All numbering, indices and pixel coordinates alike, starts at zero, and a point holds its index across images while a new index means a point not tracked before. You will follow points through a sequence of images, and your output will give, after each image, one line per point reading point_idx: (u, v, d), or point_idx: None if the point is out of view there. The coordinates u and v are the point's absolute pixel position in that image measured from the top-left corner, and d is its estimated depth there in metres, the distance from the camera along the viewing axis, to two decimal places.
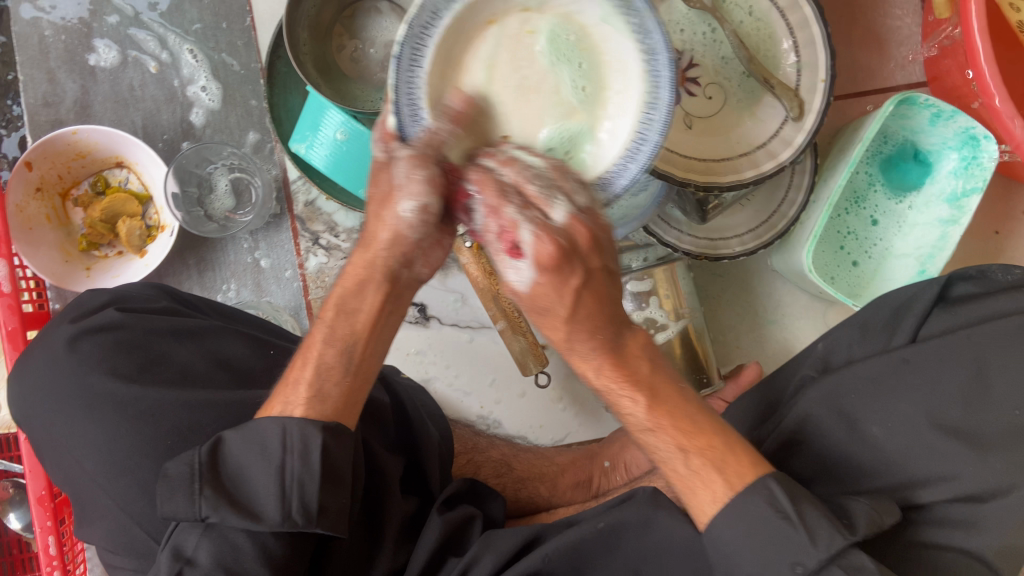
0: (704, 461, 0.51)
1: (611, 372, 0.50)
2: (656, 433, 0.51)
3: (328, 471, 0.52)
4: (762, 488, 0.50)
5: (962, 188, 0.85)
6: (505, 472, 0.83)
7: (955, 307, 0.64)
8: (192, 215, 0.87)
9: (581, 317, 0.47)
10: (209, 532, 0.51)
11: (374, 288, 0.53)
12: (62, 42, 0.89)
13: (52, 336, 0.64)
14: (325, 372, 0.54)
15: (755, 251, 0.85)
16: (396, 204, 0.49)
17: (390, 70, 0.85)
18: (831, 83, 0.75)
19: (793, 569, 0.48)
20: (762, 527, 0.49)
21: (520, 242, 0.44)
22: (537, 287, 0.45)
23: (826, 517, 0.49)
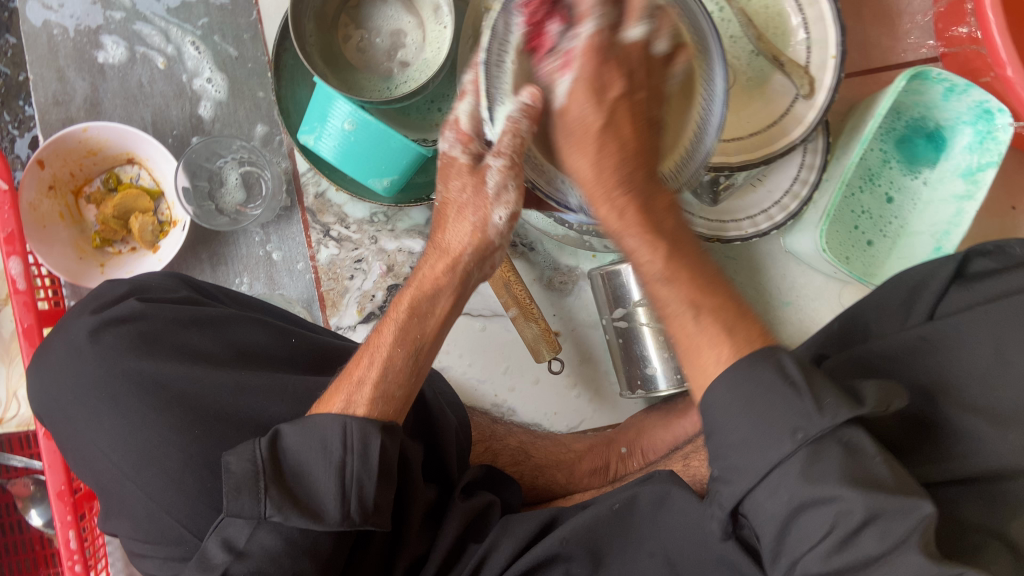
0: (712, 317, 0.52)
1: (634, 214, 0.55)
2: (670, 284, 0.54)
3: (385, 467, 0.53)
4: (771, 358, 0.48)
5: (977, 163, 0.84)
6: (523, 460, 0.83)
7: (972, 284, 0.63)
8: (203, 210, 0.88)
9: (603, 146, 0.54)
10: (263, 526, 0.51)
11: (448, 294, 0.61)
12: (71, 41, 0.90)
13: (71, 328, 0.64)
14: (391, 371, 0.57)
15: (768, 232, 0.85)
16: (492, 214, 0.59)
17: (396, 60, 0.85)
18: (841, 60, 0.74)
19: (793, 436, 0.45)
20: (764, 389, 0.47)
21: (574, 45, 0.54)
22: (580, 86, 0.54)
23: (835, 388, 0.47)
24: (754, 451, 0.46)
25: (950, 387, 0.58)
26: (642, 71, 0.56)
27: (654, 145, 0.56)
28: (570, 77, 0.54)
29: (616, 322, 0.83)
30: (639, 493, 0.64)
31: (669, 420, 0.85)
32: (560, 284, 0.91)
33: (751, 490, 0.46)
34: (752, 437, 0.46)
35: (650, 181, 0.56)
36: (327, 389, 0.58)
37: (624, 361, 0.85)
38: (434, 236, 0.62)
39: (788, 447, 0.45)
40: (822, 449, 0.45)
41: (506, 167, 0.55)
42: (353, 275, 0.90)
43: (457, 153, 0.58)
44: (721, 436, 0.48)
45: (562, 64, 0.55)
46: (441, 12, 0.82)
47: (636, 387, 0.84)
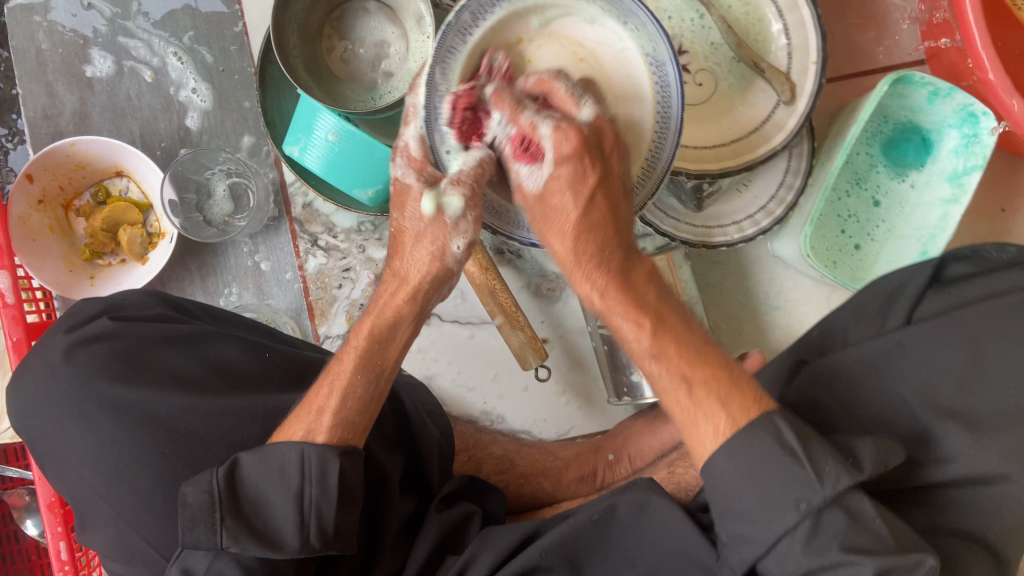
0: (704, 389, 0.54)
1: (614, 293, 0.57)
2: (658, 361, 0.56)
3: (345, 492, 0.54)
4: (767, 424, 0.51)
5: (962, 167, 0.84)
6: (507, 468, 0.83)
7: (949, 289, 0.64)
8: (190, 221, 0.88)
9: (579, 239, 0.57)
10: (222, 556, 0.52)
11: (408, 324, 0.62)
12: (59, 55, 0.91)
13: (46, 346, 0.64)
14: (350, 397, 0.58)
15: (753, 237, 0.85)
16: (452, 243, 0.59)
17: (380, 70, 0.85)
18: (821, 66, 0.74)
19: (796, 508, 0.48)
20: (765, 459, 0.50)
21: (541, 145, 0.55)
22: (555, 179, 0.55)
23: (832, 455, 0.49)
24: (760, 524, 0.49)
25: (925, 394, 0.58)
26: (611, 140, 0.56)
27: (625, 218, 0.58)
28: (536, 167, 0.55)
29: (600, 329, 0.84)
30: (617, 503, 0.64)
31: (655, 426, 0.85)
32: (547, 291, 0.91)
33: (761, 558, 0.49)
34: (758, 508, 0.49)
35: (626, 253, 0.58)
36: (288, 417, 0.60)
37: (610, 368, 0.84)
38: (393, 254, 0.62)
39: (792, 519, 0.48)
40: (824, 518, 0.48)
41: (466, 194, 0.56)
42: (342, 284, 0.90)
43: (410, 180, 0.59)
44: (723, 495, 0.51)
45: (516, 151, 0.56)
46: (424, 21, 0.82)
47: (622, 394, 0.84)
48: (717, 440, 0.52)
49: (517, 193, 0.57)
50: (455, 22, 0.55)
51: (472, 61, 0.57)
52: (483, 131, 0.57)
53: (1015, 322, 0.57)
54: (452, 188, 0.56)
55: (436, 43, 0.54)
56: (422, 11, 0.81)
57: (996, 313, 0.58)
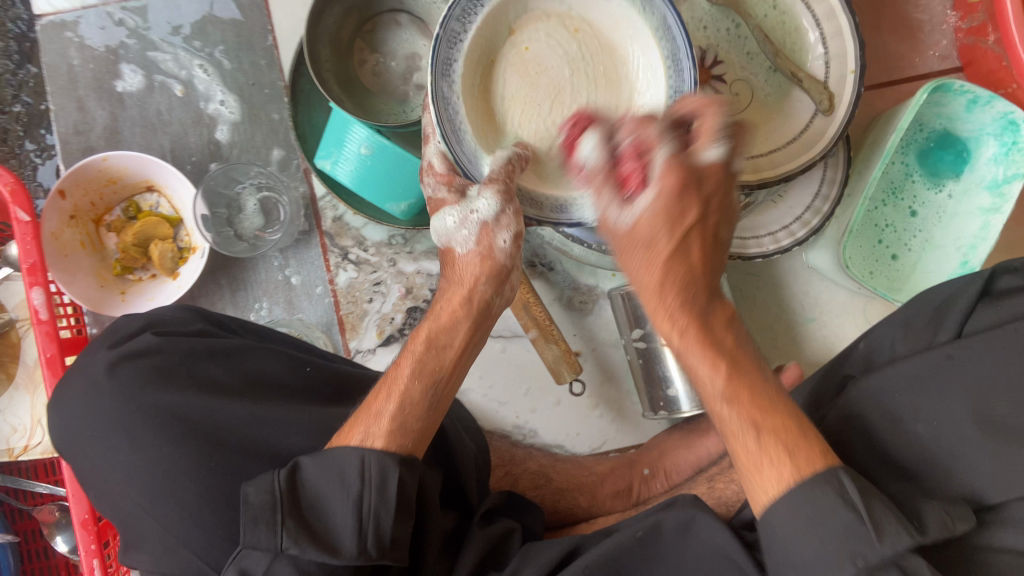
0: (773, 437, 0.51)
1: (694, 335, 0.55)
2: (731, 405, 0.53)
3: (403, 501, 0.52)
4: (831, 479, 0.49)
5: (1003, 175, 0.83)
6: (543, 484, 0.82)
7: (998, 302, 0.65)
8: (222, 237, 0.88)
9: (670, 270, 0.55)
10: (280, 560, 0.49)
11: (465, 322, 0.62)
12: (90, 71, 0.91)
13: (89, 363, 0.64)
14: (408, 403, 0.57)
15: (789, 248, 0.84)
16: (497, 238, 0.63)
17: (412, 83, 0.85)
18: (860, 74, 0.73)
19: (852, 564, 0.46)
20: (827, 515, 0.47)
21: (651, 169, 0.54)
22: (648, 215, 0.54)
23: (894, 517, 0.47)
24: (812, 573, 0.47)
25: (980, 407, 0.57)
26: (720, 189, 0.55)
27: (710, 264, 0.56)
28: (635, 202, 0.55)
29: (635, 342, 0.83)
30: (662, 520, 0.66)
31: (691, 441, 0.84)
32: (580, 304, 0.90)
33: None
34: (813, 563, 0.47)
35: (708, 299, 0.56)
36: (346, 421, 0.58)
37: (646, 383, 0.83)
38: (450, 264, 0.65)
39: (847, 573, 0.45)
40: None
41: (500, 193, 0.60)
42: (372, 298, 0.90)
43: (443, 193, 0.64)
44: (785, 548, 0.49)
45: (610, 175, 0.56)
46: None
47: (658, 408, 0.82)
48: (777, 488, 0.50)
49: (605, 228, 0.57)
50: (444, 32, 0.59)
51: (476, 52, 0.62)
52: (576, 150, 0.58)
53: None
54: (487, 190, 0.60)
55: (431, 54, 0.59)
56: None
57: None
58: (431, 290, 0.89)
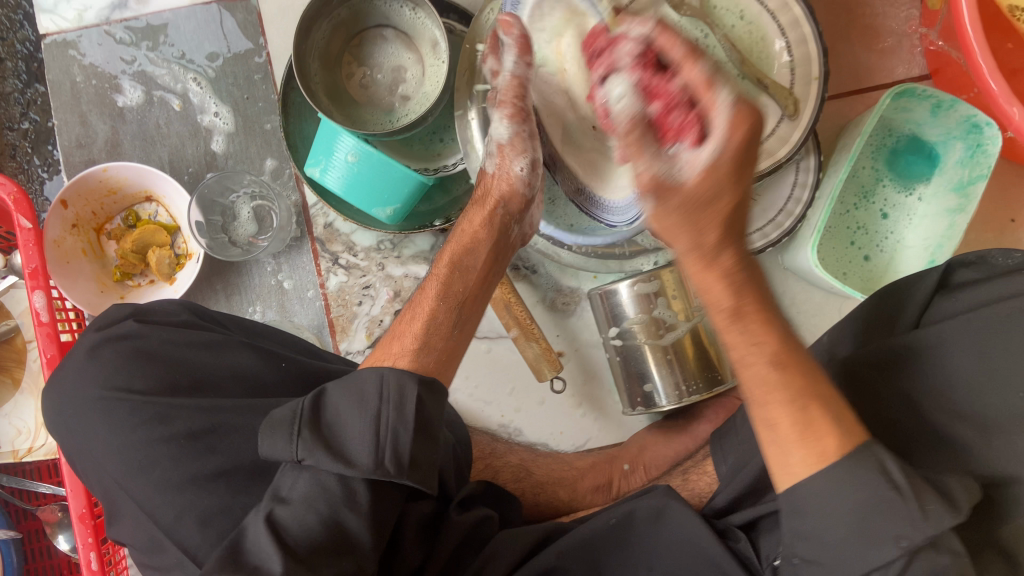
0: (816, 409, 0.51)
1: (749, 292, 0.53)
2: (783, 371, 0.52)
3: (420, 423, 0.54)
4: (871, 458, 0.49)
5: (968, 176, 0.86)
6: (524, 477, 0.85)
7: (956, 293, 0.66)
8: (216, 242, 0.91)
9: (723, 245, 0.53)
10: (303, 473, 0.53)
11: (483, 249, 0.70)
12: (93, 87, 0.95)
13: (76, 347, 0.68)
14: (434, 323, 0.64)
15: (762, 248, 0.88)
16: (514, 165, 0.71)
17: (397, 94, 0.88)
18: (824, 81, 0.78)
19: (898, 544, 0.48)
20: (876, 494, 0.48)
21: (710, 117, 0.49)
22: (714, 164, 0.49)
23: (937, 492, 0.49)
24: (853, 554, 0.49)
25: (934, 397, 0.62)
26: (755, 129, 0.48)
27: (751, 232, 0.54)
28: (693, 148, 0.50)
29: (612, 340, 0.85)
30: (635, 509, 0.69)
31: (670, 437, 0.87)
32: (563, 305, 0.93)
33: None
34: (850, 540, 0.49)
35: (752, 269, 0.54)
36: (377, 347, 0.65)
37: (625, 376, 0.86)
38: (478, 193, 0.74)
39: (889, 554, 0.48)
40: (918, 557, 0.48)
41: (512, 119, 0.70)
42: (362, 301, 0.93)
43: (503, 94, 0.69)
44: (816, 525, 0.50)
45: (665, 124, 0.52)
46: (440, 47, 0.85)
47: (636, 404, 0.85)
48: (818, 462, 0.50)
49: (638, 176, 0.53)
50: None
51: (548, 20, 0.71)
52: (607, 81, 0.56)
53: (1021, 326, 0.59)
54: (501, 115, 0.70)
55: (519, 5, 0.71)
56: (438, 37, 0.85)
57: (1001, 316, 0.61)
58: None
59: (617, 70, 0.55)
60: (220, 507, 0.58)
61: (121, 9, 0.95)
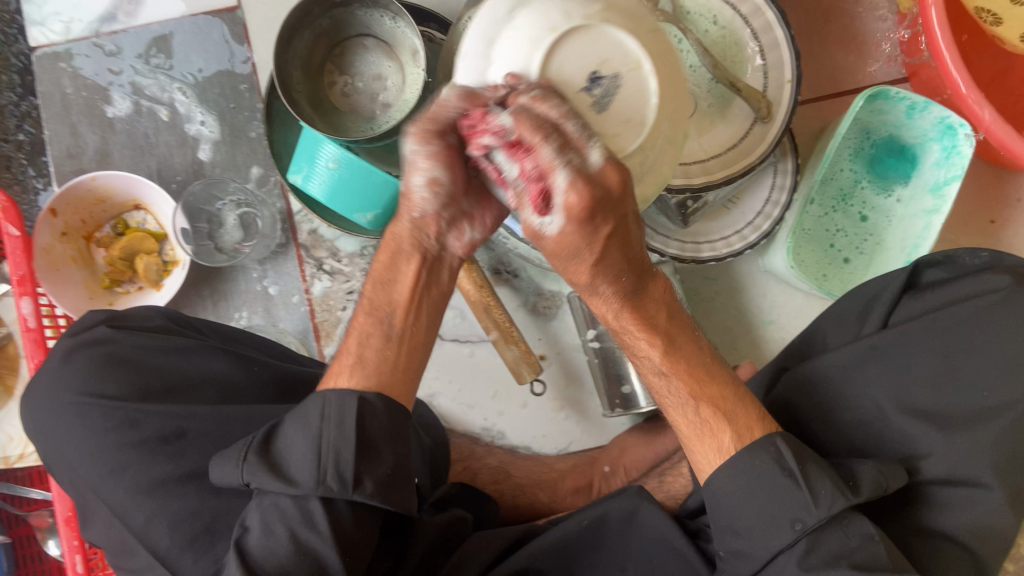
0: (711, 409, 0.60)
1: (629, 316, 0.61)
2: (668, 378, 0.62)
3: (363, 441, 0.54)
4: (768, 446, 0.57)
5: (944, 177, 0.86)
6: (503, 479, 0.87)
7: (923, 293, 0.67)
8: (202, 248, 0.93)
9: (606, 284, 0.58)
10: (258, 500, 0.54)
11: (409, 260, 0.63)
12: (83, 98, 0.97)
13: (49, 357, 0.69)
14: (366, 339, 0.60)
15: (741, 251, 0.88)
16: (411, 178, 0.56)
17: (379, 101, 0.90)
18: (797, 83, 0.78)
19: (793, 527, 0.55)
20: (766, 482, 0.56)
21: (554, 194, 0.50)
22: (565, 232, 0.52)
23: (828, 478, 0.56)
24: (760, 540, 0.56)
25: (903, 396, 0.62)
26: (611, 195, 0.50)
27: (640, 251, 0.58)
28: (547, 217, 0.52)
29: (590, 342, 0.87)
30: (609, 512, 0.69)
31: (650, 438, 0.88)
32: (544, 309, 0.94)
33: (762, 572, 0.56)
34: (758, 526, 0.56)
35: (641, 289, 0.60)
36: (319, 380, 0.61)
37: (604, 380, 0.86)
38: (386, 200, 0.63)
39: (789, 537, 0.55)
40: (821, 538, 0.55)
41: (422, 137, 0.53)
42: (346, 306, 0.94)
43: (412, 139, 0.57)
44: (732, 516, 0.58)
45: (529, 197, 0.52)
46: (418, 55, 0.86)
47: (615, 406, 0.86)
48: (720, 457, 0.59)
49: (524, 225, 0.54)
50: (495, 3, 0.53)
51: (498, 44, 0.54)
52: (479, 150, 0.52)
53: (985, 327, 0.61)
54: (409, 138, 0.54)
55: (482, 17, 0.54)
56: (417, 45, 0.86)
57: (962, 316, 0.62)
58: None
59: (489, 145, 0.51)
60: (189, 511, 0.60)
61: (110, 21, 0.97)
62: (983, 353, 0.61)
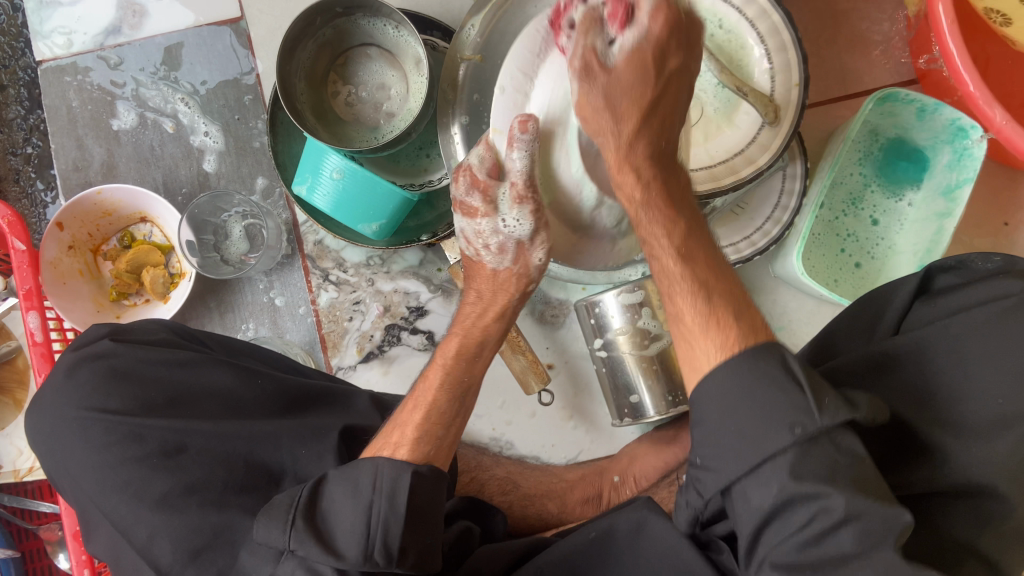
0: (722, 301, 0.55)
1: (657, 186, 0.61)
2: (684, 260, 0.58)
3: (414, 513, 0.52)
4: (774, 352, 0.50)
5: (956, 180, 0.85)
6: (511, 490, 0.86)
7: (935, 300, 0.65)
8: (208, 260, 0.93)
9: (642, 146, 0.60)
10: (292, 561, 0.52)
11: (488, 345, 0.68)
12: (88, 111, 0.97)
13: (54, 370, 0.70)
14: (432, 413, 0.60)
15: (750, 257, 0.87)
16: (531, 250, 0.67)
17: (383, 111, 0.90)
18: (804, 86, 0.76)
19: (789, 431, 0.46)
20: (763, 388, 0.48)
21: (639, 19, 0.57)
22: (640, 51, 0.58)
23: (835, 394, 0.48)
24: (746, 442, 0.48)
25: (913, 406, 0.60)
26: (677, 42, 0.59)
27: (674, 130, 0.63)
28: (621, 35, 0.58)
29: (597, 351, 0.86)
30: (615, 524, 0.68)
31: (659, 447, 0.87)
32: (551, 317, 0.93)
33: (741, 480, 0.48)
34: (747, 433, 0.48)
35: (670, 179, 0.62)
36: (371, 442, 0.61)
37: (612, 389, 0.86)
38: (470, 284, 0.71)
39: (783, 440, 0.46)
40: (813, 449, 0.46)
41: (528, 210, 0.64)
42: (352, 316, 0.94)
43: (475, 200, 0.65)
44: (714, 431, 0.50)
45: (602, 22, 0.58)
46: (422, 64, 0.86)
47: (624, 415, 0.85)
48: (722, 352, 0.51)
49: (580, 76, 0.59)
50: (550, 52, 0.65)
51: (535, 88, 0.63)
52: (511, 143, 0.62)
53: (1002, 333, 0.58)
54: (516, 207, 0.64)
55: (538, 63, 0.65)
56: (420, 54, 0.86)
57: (975, 324, 0.60)
58: (408, 307, 0.93)
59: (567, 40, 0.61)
60: (191, 528, 0.59)
61: (115, 34, 0.97)
62: (997, 359, 0.58)
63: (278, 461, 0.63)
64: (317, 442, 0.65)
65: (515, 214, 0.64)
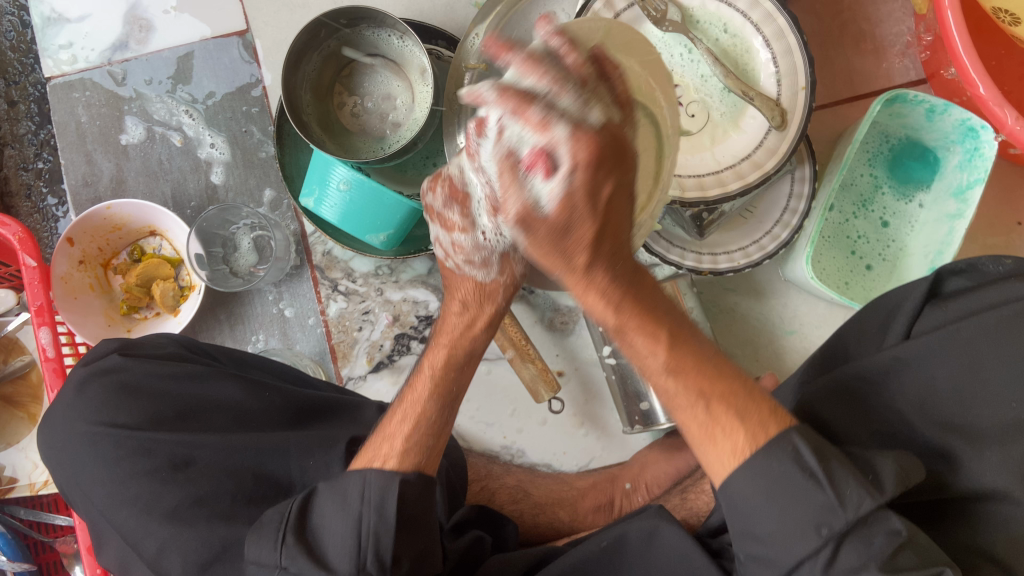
0: (722, 403, 0.51)
1: (631, 307, 0.52)
2: (676, 377, 0.52)
3: (404, 520, 0.52)
4: (784, 442, 0.48)
5: (966, 181, 0.83)
6: (522, 498, 0.86)
7: (945, 302, 0.63)
8: (217, 273, 0.93)
9: (602, 261, 0.50)
10: None
11: (468, 369, 0.63)
12: (96, 126, 0.98)
13: (64, 387, 0.70)
14: (423, 425, 0.58)
15: (760, 261, 0.86)
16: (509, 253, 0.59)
17: (388, 121, 0.89)
18: (811, 89, 0.75)
19: (818, 532, 0.46)
20: (786, 484, 0.47)
21: (552, 150, 0.45)
22: (576, 191, 0.45)
23: (853, 475, 0.47)
24: (779, 545, 0.47)
25: (927, 411, 0.59)
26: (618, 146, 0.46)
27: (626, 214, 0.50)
28: (550, 182, 0.45)
29: (607, 359, 0.86)
30: (626, 532, 0.67)
31: (671, 453, 0.86)
32: (561, 324, 0.93)
33: (777, 572, 0.48)
34: (777, 531, 0.47)
35: (630, 269, 0.53)
36: (364, 446, 0.60)
37: (622, 397, 0.85)
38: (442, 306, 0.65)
39: (814, 544, 0.46)
40: (845, 543, 0.46)
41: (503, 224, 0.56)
42: (362, 326, 0.94)
43: (455, 213, 0.58)
44: (741, 516, 0.49)
45: (521, 164, 0.46)
46: (427, 73, 0.86)
47: (634, 423, 0.84)
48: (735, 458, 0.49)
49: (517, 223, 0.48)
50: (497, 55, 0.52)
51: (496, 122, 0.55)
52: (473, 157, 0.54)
53: (1012, 337, 0.57)
54: (491, 221, 0.56)
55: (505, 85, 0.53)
56: (425, 64, 0.86)
57: (989, 326, 0.58)
58: (417, 316, 0.93)
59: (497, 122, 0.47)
60: (200, 543, 0.59)
61: (122, 49, 0.98)
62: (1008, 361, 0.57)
63: (287, 472, 0.63)
64: (325, 452, 0.65)
65: (493, 230, 0.57)
